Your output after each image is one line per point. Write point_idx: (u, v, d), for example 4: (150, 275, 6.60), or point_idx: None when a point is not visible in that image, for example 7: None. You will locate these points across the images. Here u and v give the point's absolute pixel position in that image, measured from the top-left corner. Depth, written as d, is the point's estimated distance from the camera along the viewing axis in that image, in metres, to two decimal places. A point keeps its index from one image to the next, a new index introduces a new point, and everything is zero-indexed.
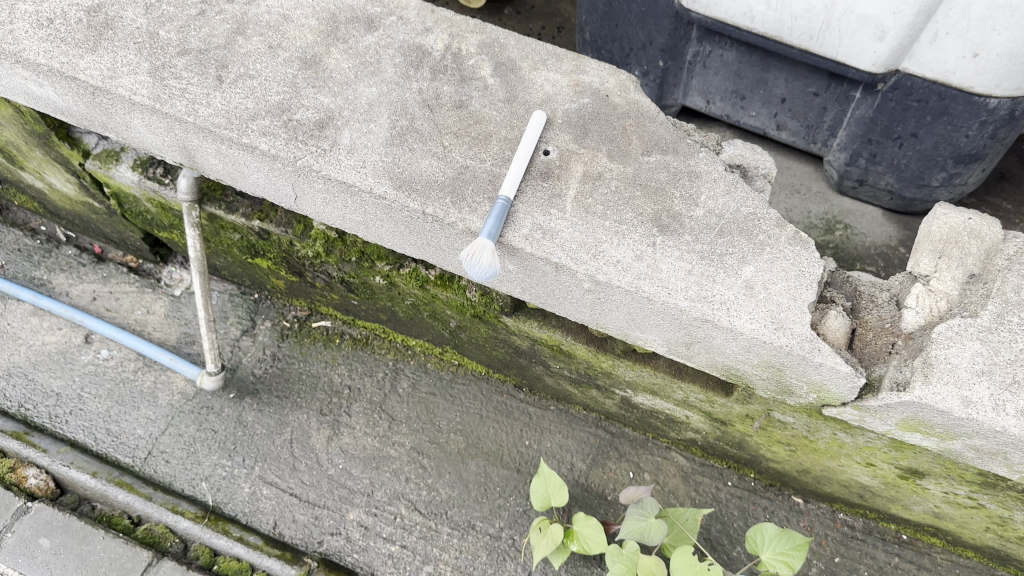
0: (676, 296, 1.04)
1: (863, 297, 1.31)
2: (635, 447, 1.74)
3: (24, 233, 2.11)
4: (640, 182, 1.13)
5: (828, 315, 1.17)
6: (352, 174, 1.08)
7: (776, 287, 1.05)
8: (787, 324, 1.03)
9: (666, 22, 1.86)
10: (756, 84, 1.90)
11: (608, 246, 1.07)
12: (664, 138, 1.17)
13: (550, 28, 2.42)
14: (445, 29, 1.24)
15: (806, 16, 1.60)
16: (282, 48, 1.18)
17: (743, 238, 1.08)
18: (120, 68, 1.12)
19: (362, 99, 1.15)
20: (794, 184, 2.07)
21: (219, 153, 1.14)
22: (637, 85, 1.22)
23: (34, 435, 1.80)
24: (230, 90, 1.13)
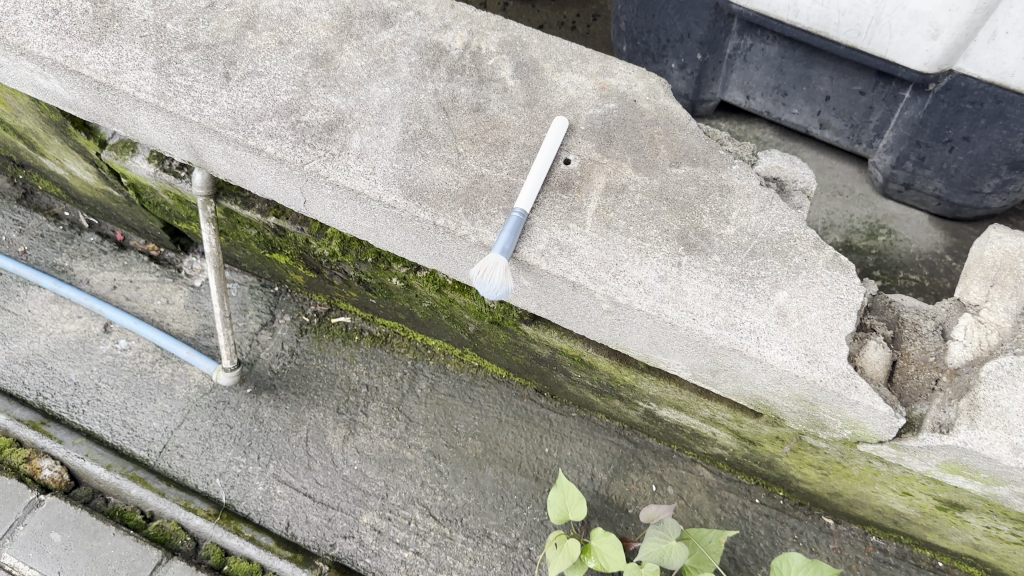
0: (701, 323, 1.03)
1: (905, 325, 1.24)
2: (659, 459, 1.68)
3: (48, 218, 2.10)
4: (666, 197, 1.13)
5: (868, 345, 1.13)
6: (361, 181, 1.11)
7: (810, 316, 1.04)
8: (821, 355, 1.02)
9: (706, 14, 1.75)
10: (799, 80, 1.80)
11: (630, 266, 1.07)
12: (694, 147, 1.17)
13: (585, 16, 2.32)
14: (464, 26, 1.27)
15: (854, 11, 1.51)
16: (293, 44, 1.22)
17: (777, 261, 1.07)
18: (124, 63, 1.16)
19: (374, 100, 1.18)
20: (836, 185, 1.98)
21: (226, 153, 1.17)
22: (666, 90, 1.23)
23: (50, 426, 1.78)
24: (237, 89, 1.16)
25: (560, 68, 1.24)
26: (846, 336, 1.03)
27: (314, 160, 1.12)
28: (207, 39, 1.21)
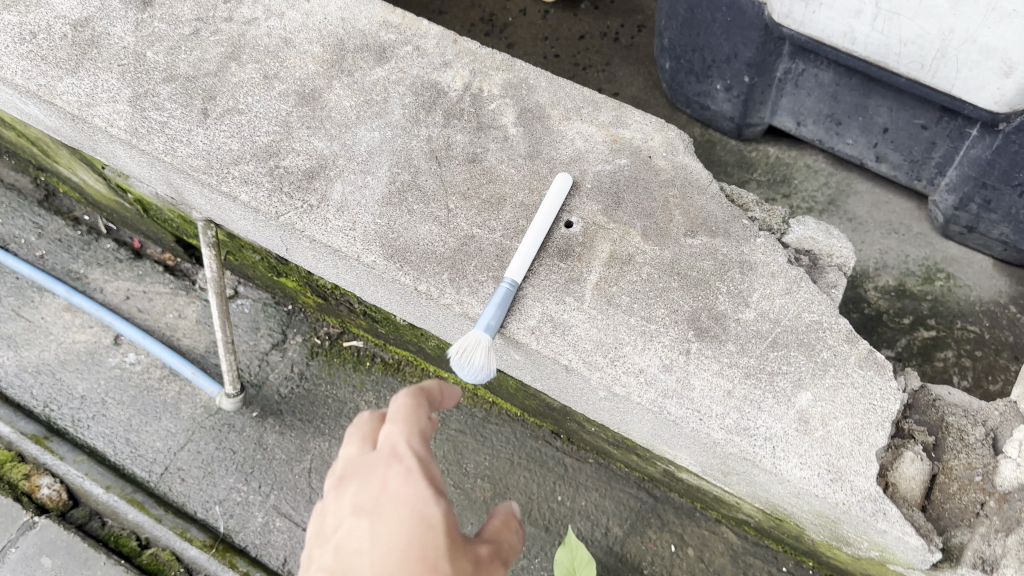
0: (711, 424, 1.00)
1: (949, 430, 1.16)
2: (680, 516, 1.56)
3: (67, 221, 2.06)
4: (676, 271, 1.11)
5: (904, 458, 1.06)
6: (338, 237, 1.11)
7: (836, 424, 0.99)
8: (846, 473, 0.97)
9: (755, 36, 1.59)
10: (855, 109, 1.64)
11: (632, 351, 1.05)
12: (714, 216, 1.16)
13: (630, 27, 2.16)
14: (466, 65, 1.29)
15: (918, 42, 1.36)
16: (278, 79, 1.26)
17: (802, 353, 1.04)
18: (99, 94, 1.21)
19: (362, 144, 1.20)
20: (892, 223, 1.78)
21: (204, 196, 1.19)
22: (685, 147, 1.22)
23: (53, 441, 1.73)
24: (213, 126, 1.19)
25: (568, 116, 1.25)
26: (877, 452, 0.98)
27: (285, 211, 1.13)
28: (187, 69, 1.25)
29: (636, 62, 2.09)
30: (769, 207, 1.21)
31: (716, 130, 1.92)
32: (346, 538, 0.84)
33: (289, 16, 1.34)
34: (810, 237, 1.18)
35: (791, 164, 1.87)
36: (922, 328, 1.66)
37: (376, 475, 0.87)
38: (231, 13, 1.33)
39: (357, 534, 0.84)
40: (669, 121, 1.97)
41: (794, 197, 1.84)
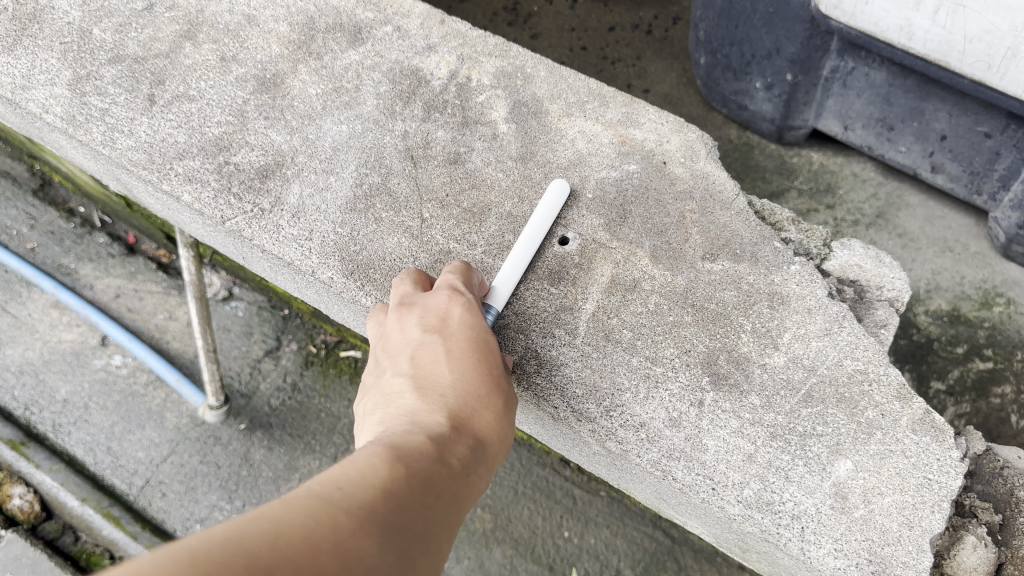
0: (726, 498, 0.86)
1: (1022, 506, 0.97)
2: (700, 562, 1.41)
3: (61, 213, 1.95)
4: (689, 303, 0.96)
5: (967, 543, 0.92)
6: (289, 249, 0.99)
7: (883, 502, 0.85)
8: (891, 565, 0.82)
9: (799, 28, 1.43)
10: (909, 113, 1.46)
11: (631, 399, 0.91)
12: (737, 236, 1.01)
13: (664, 18, 1.99)
14: (453, 50, 1.16)
15: (985, 39, 1.20)
16: (237, 62, 1.14)
17: (843, 412, 0.89)
18: (36, 76, 1.11)
19: (329, 141, 1.07)
20: (946, 240, 1.60)
21: (150, 194, 1.09)
22: (708, 152, 1.08)
23: (29, 447, 1.63)
24: (159, 116, 1.07)
25: (569, 112, 1.11)
26: (931, 539, 0.83)
27: (234, 215, 1.00)
28: (136, 49, 1.14)
29: (669, 56, 1.93)
30: (808, 226, 1.06)
31: (755, 132, 1.76)
32: (417, 351, 0.79)
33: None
34: (852, 265, 1.04)
35: (836, 172, 1.70)
36: (978, 359, 1.49)
37: (438, 301, 0.84)
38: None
39: (427, 348, 0.79)
40: (701, 121, 1.81)
41: (838, 208, 1.66)
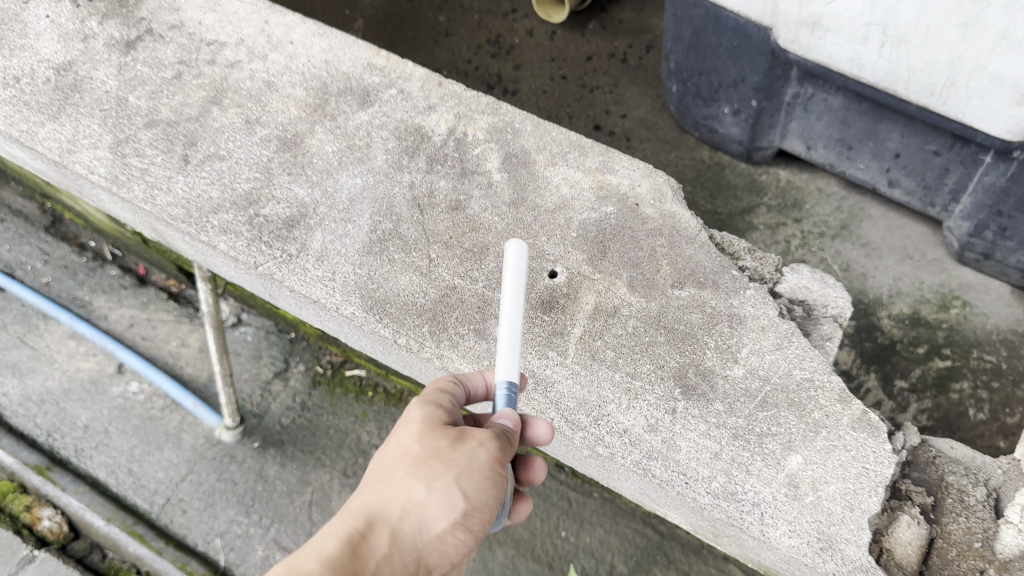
0: (696, 489, 0.97)
1: (949, 490, 1.08)
2: (687, 554, 1.52)
3: (73, 247, 2.06)
4: (663, 325, 1.08)
5: (900, 521, 1.02)
6: (317, 288, 1.09)
7: (828, 489, 0.96)
8: (837, 541, 0.93)
9: (761, 60, 1.56)
10: (865, 134, 1.59)
11: (615, 410, 1.02)
12: (702, 266, 1.13)
13: (638, 48, 2.12)
14: (451, 108, 1.27)
15: (927, 69, 1.32)
16: (260, 124, 1.25)
17: (793, 415, 1.01)
18: (81, 141, 1.22)
19: (344, 192, 1.18)
20: (906, 248, 1.73)
21: (186, 242, 1.19)
22: (673, 195, 1.20)
23: (55, 471, 1.74)
24: (195, 175, 1.19)
25: (554, 161, 1.23)
26: (869, 519, 0.94)
27: (264, 261, 1.11)
28: (169, 114, 1.25)
29: (644, 83, 2.06)
30: (761, 255, 1.17)
31: (726, 152, 1.88)
32: None
33: (273, 59, 1.33)
34: (803, 286, 1.15)
35: (802, 188, 1.82)
36: (937, 358, 1.61)
37: None
38: (214, 55, 1.33)
39: None
40: (676, 144, 1.94)
41: (805, 221, 1.79)
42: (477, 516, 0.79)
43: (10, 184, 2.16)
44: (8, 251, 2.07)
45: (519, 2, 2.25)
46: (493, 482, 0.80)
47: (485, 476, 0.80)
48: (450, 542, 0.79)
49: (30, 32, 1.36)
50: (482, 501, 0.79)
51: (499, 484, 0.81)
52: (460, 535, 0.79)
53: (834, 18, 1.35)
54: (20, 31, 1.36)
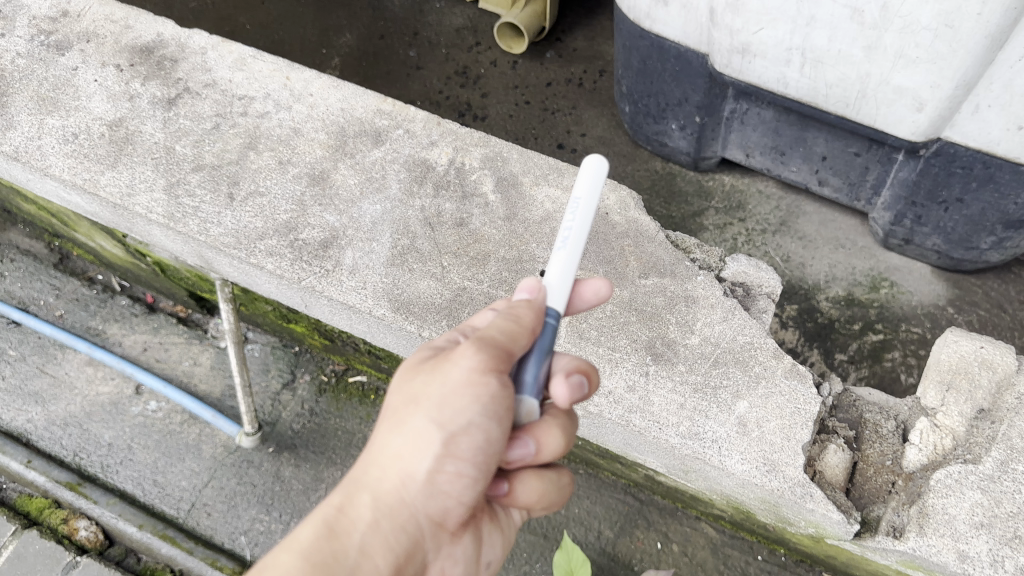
0: (667, 431, 1.18)
1: (867, 425, 1.32)
2: (664, 516, 1.73)
3: (82, 282, 2.22)
4: (635, 307, 1.29)
5: (828, 449, 1.23)
6: (351, 296, 1.29)
7: (768, 425, 1.17)
8: (780, 464, 1.15)
9: (700, 82, 1.78)
10: (795, 141, 1.81)
11: (601, 376, 1.22)
12: (661, 259, 1.34)
13: (592, 72, 2.34)
14: (450, 143, 1.46)
15: (841, 85, 1.53)
16: (291, 163, 1.44)
17: (738, 371, 1.22)
18: (138, 185, 1.39)
19: (366, 217, 1.37)
20: (838, 238, 1.96)
21: (233, 266, 1.36)
22: (635, 203, 1.41)
23: (85, 486, 1.88)
24: (239, 209, 1.37)
25: (538, 182, 1.42)
26: (803, 446, 1.16)
27: (306, 275, 1.30)
28: (212, 160, 1.43)
29: (599, 104, 2.28)
30: (707, 248, 1.39)
31: (676, 163, 2.10)
32: None
33: (297, 109, 1.51)
34: (742, 271, 1.36)
35: (744, 191, 2.05)
36: (871, 332, 1.84)
37: None
38: (245, 108, 1.51)
39: None
40: (631, 157, 2.16)
41: (749, 220, 2.01)
42: (466, 437, 0.84)
43: (18, 226, 2.31)
44: (20, 288, 2.21)
45: (482, 35, 2.45)
46: (475, 398, 0.83)
47: (463, 392, 0.84)
48: (446, 473, 0.85)
49: (82, 94, 1.53)
50: (464, 422, 0.83)
51: (484, 397, 0.83)
52: (457, 461, 0.85)
53: (761, 46, 1.55)
54: (72, 93, 1.53)
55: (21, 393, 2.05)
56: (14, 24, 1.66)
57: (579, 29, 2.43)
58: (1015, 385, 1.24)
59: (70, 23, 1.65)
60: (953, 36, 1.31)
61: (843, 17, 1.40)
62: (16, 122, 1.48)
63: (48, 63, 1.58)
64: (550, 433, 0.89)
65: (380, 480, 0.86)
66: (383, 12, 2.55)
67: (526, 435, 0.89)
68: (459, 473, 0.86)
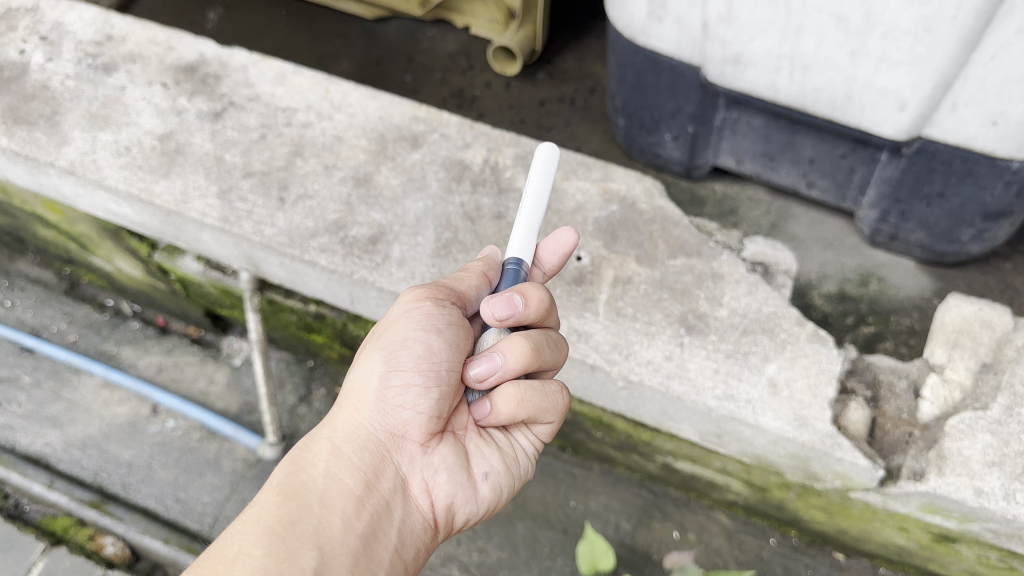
0: (705, 395, 1.30)
1: (881, 385, 1.41)
2: (679, 507, 1.81)
3: (93, 307, 2.25)
4: (666, 286, 1.41)
5: (850, 407, 1.33)
6: (402, 285, 1.41)
7: (797, 385, 1.30)
8: (811, 420, 1.28)
9: (693, 92, 1.87)
10: (784, 147, 1.91)
11: (640, 347, 1.35)
12: (687, 242, 1.46)
13: (583, 91, 2.45)
14: (483, 144, 1.59)
15: (828, 89, 1.59)
16: (337, 168, 1.55)
17: (766, 338, 1.35)
18: (191, 193, 1.51)
19: (411, 213, 1.50)
20: (826, 239, 2.07)
21: (282, 265, 1.51)
22: (660, 192, 1.52)
23: (109, 504, 1.91)
24: (291, 211, 1.50)
25: (568, 175, 1.55)
26: (829, 401, 1.29)
27: (358, 270, 1.43)
28: (261, 166, 1.55)
29: (592, 120, 2.39)
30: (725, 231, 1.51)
31: (668, 172, 2.20)
32: None
33: (338, 118, 1.62)
34: (760, 252, 1.55)
35: (735, 198, 2.15)
36: (864, 325, 1.93)
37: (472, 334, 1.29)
38: (289, 119, 1.62)
39: None
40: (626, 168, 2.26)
41: (742, 225, 2.11)
42: (405, 351, 1.11)
43: (27, 255, 2.33)
44: (32, 315, 2.23)
45: (475, 59, 2.56)
46: (409, 318, 1.12)
47: (402, 318, 1.12)
48: (396, 386, 1.11)
49: (132, 110, 1.63)
50: (402, 338, 1.11)
51: (415, 316, 1.11)
52: (401, 372, 1.11)
53: (752, 55, 1.61)
54: (122, 110, 1.63)
55: (37, 418, 2.07)
56: (61, 48, 1.73)
57: (567, 50, 2.55)
58: (1012, 340, 1.37)
59: (113, 46, 1.73)
60: (930, 40, 1.36)
61: (829, 25, 1.44)
62: (69, 137, 1.59)
63: (97, 84, 1.67)
64: (509, 343, 1.08)
65: (343, 415, 1.13)
66: (378, 40, 2.65)
67: (491, 351, 1.09)
68: (407, 383, 1.10)
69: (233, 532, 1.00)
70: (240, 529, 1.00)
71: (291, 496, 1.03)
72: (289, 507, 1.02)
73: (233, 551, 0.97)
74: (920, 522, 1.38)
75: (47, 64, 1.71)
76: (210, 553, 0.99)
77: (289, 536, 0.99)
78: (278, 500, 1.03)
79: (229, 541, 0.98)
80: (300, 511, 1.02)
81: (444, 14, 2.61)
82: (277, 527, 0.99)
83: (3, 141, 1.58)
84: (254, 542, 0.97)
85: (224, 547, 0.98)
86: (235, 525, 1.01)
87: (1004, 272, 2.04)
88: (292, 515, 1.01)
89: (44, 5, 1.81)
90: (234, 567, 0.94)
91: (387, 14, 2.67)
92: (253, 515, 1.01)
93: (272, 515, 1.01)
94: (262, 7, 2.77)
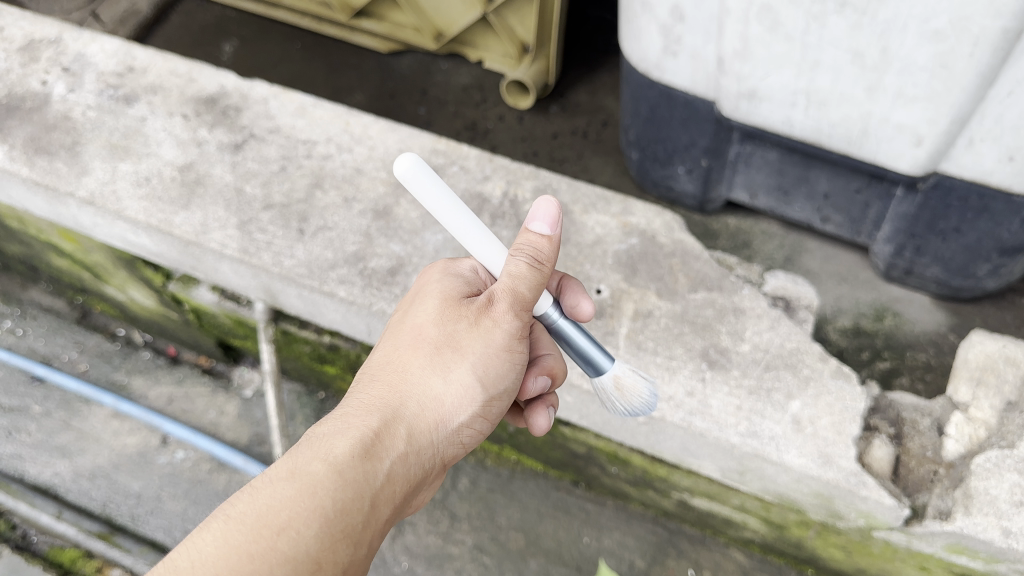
0: (728, 431, 1.29)
1: (904, 422, 1.40)
2: (694, 545, 1.78)
3: (105, 336, 2.24)
4: (687, 319, 1.41)
5: (873, 444, 1.32)
6: None
7: (821, 422, 1.29)
8: (835, 457, 1.26)
9: (708, 127, 1.84)
10: (798, 180, 1.87)
11: (661, 383, 1.34)
12: (707, 274, 1.45)
13: (595, 125, 2.47)
14: (502, 176, 1.59)
15: (844, 124, 1.56)
16: (357, 201, 1.56)
17: (789, 373, 1.34)
18: (211, 225, 1.52)
19: (428, 244, 1.50)
20: (841, 273, 2.04)
21: (300, 296, 1.52)
22: (680, 226, 1.51)
23: (117, 536, 1.90)
24: (310, 242, 1.50)
25: (586, 208, 1.55)
26: (853, 438, 1.28)
27: (376, 301, 1.43)
28: (281, 198, 1.56)
29: (604, 154, 2.40)
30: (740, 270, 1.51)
31: (680, 207, 2.19)
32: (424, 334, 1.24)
33: (358, 150, 1.63)
34: (781, 286, 1.54)
35: (749, 231, 2.14)
36: (879, 360, 1.90)
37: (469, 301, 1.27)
38: (309, 151, 1.63)
39: None
40: None
41: (755, 258, 2.10)
42: (494, 398, 1.13)
43: (39, 283, 2.32)
44: (44, 345, 2.23)
45: (489, 93, 2.58)
46: (510, 365, 1.12)
47: (503, 360, 1.11)
48: (470, 427, 1.12)
49: (152, 141, 1.64)
50: (500, 387, 1.12)
51: (514, 370, 1.13)
52: (478, 418, 1.13)
53: (768, 90, 1.59)
54: (143, 141, 1.64)
55: (46, 447, 2.06)
56: (82, 79, 1.75)
57: (580, 85, 2.56)
58: None
59: (135, 77, 1.75)
60: (949, 75, 1.34)
61: (845, 61, 1.42)
62: (89, 167, 1.60)
63: (118, 115, 1.68)
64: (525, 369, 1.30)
65: (418, 415, 1.06)
66: (392, 73, 2.67)
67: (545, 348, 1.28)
68: (476, 428, 1.14)
69: (283, 494, 0.93)
70: (292, 498, 0.93)
71: (352, 484, 0.97)
72: (345, 494, 0.96)
73: (284, 522, 0.91)
74: (942, 562, 1.36)
75: (69, 94, 1.72)
76: (252, 509, 0.92)
77: (337, 527, 0.94)
78: (339, 484, 0.96)
79: (276, 505, 0.92)
80: (355, 505, 0.97)
81: (457, 49, 2.61)
82: (331, 514, 0.94)
83: (24, 170, 1.59)
84: (306, 520, 0.92)
85: (270, 512, 0.92)
86: (287, 490, 0.93)
87: (1020, 307, 2.03)
88: (346, 503, 0.96)
89: (66, 37, 1.82)
90: (283, 545, 0.90)
91: (401, 48, 2.69)
92: (310, 489, 0.94)
93: (328, 496, 0.94)
94: (278, 39, 2.80)
